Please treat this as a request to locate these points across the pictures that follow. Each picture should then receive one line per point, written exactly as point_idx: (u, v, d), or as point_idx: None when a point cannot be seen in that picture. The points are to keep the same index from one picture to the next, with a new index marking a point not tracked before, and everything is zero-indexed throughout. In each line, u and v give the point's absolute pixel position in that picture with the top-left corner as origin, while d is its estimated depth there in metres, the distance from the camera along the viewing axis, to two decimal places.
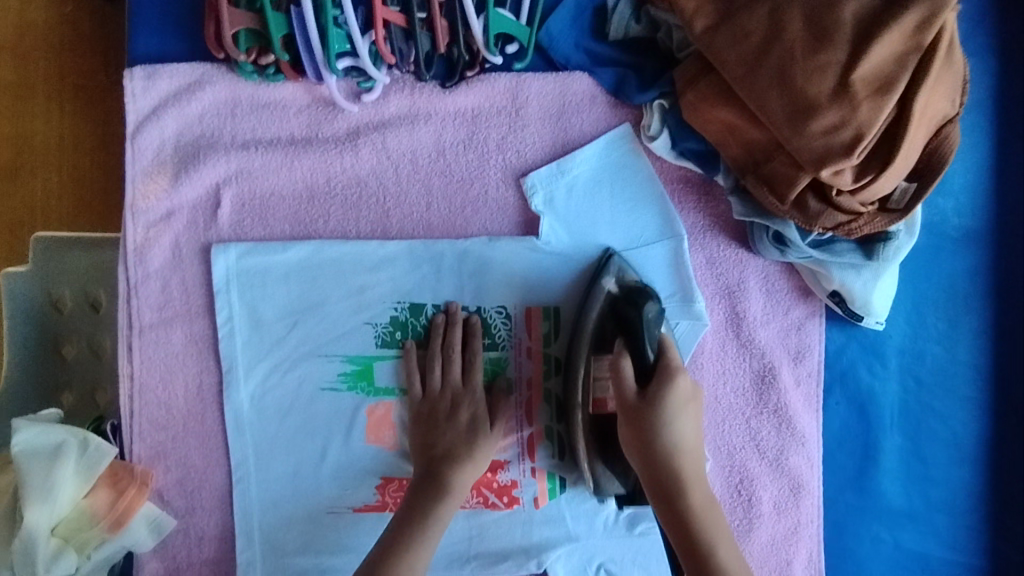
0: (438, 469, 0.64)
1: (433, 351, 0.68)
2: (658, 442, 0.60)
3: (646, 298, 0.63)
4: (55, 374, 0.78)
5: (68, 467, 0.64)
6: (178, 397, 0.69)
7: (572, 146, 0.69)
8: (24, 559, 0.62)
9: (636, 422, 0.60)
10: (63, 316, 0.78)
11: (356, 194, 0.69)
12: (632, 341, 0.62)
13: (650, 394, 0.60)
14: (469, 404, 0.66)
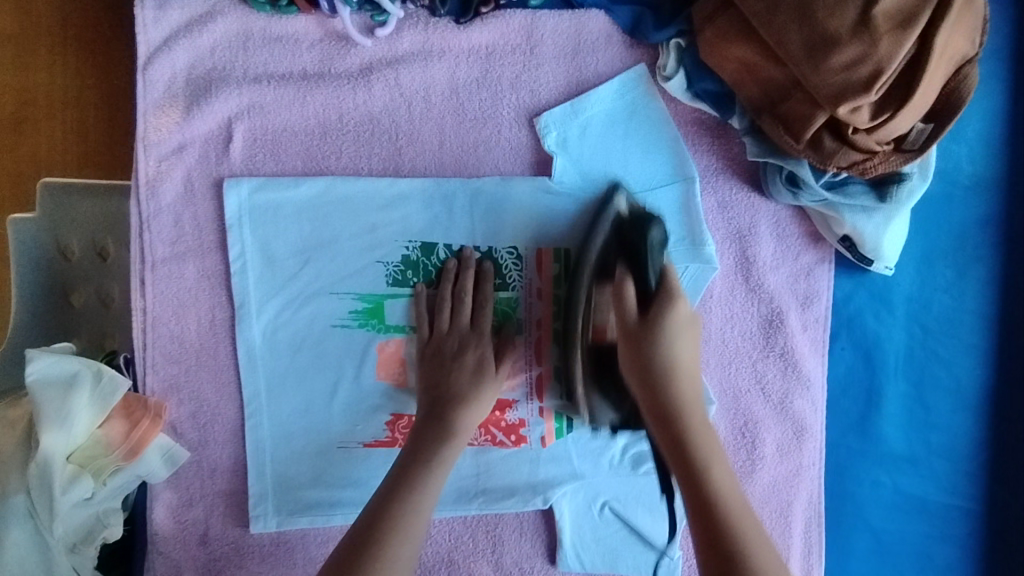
0: (443, 408, 0.65)
1: (443, 293, 0.68)
2: (657, 367, 0.61)
3: (651, 223, 0.65)
4: (64, 321, 0.78)
5: (83, 396, 0.65)
6: (190, 332, 0.69)
7: (586, 86, 0.69)
8: (41, 484, 0.62)
9: (635, 345, 0.62)
10: (71, 264, 0.78)
11: (369, 131, 0.69)
12: (633, 266, 0.65)
13: (649, 319, 0.62)
14: (476, 347, 0.67)
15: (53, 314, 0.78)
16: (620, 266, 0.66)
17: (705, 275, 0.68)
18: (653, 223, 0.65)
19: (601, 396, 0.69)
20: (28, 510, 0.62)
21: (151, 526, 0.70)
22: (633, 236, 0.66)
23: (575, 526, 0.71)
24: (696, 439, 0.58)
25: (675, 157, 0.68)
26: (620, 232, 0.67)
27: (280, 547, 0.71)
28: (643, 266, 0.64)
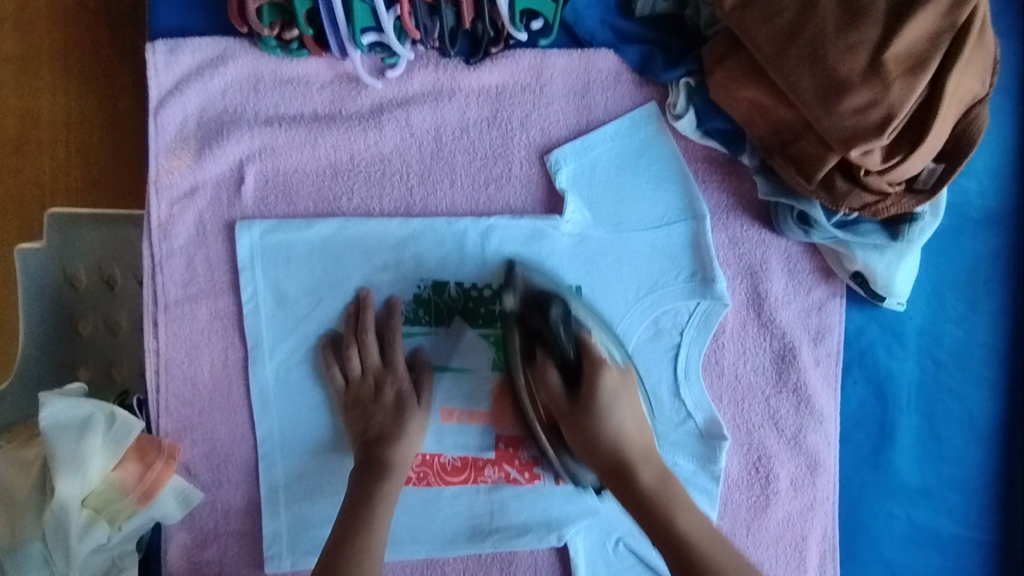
0: (373, 452, 0.65)
1: (348, 338, 0.68)
2: (572, 326, 0.64)
3: (549, 302, 0.64)
4: (72, 351, 0.78)
5: (96, 440, 0.65)
6: (203, 372, 0.69)
7: (596, 124, 0.69)
8: (57, 530, 0.62)
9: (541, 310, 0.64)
10: (79, 295, 0.79)
11: (379, 171, 0.69)
12: (548, 347, 0.63)
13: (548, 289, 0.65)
14: (393, 382, 0.67)
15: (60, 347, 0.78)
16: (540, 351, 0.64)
17: (716, 312, 0.69)
18: (550, 303, 0.64)
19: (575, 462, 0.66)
20: (44, 556, 0.63)
21: (166, 567, 0.70)
22: (532, 318, 0.64)
23: (589, 561, 0.71)
24: None
25: (685, 195, 0.68)
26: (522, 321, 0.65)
27: None
28: (559, 344, 0.63)
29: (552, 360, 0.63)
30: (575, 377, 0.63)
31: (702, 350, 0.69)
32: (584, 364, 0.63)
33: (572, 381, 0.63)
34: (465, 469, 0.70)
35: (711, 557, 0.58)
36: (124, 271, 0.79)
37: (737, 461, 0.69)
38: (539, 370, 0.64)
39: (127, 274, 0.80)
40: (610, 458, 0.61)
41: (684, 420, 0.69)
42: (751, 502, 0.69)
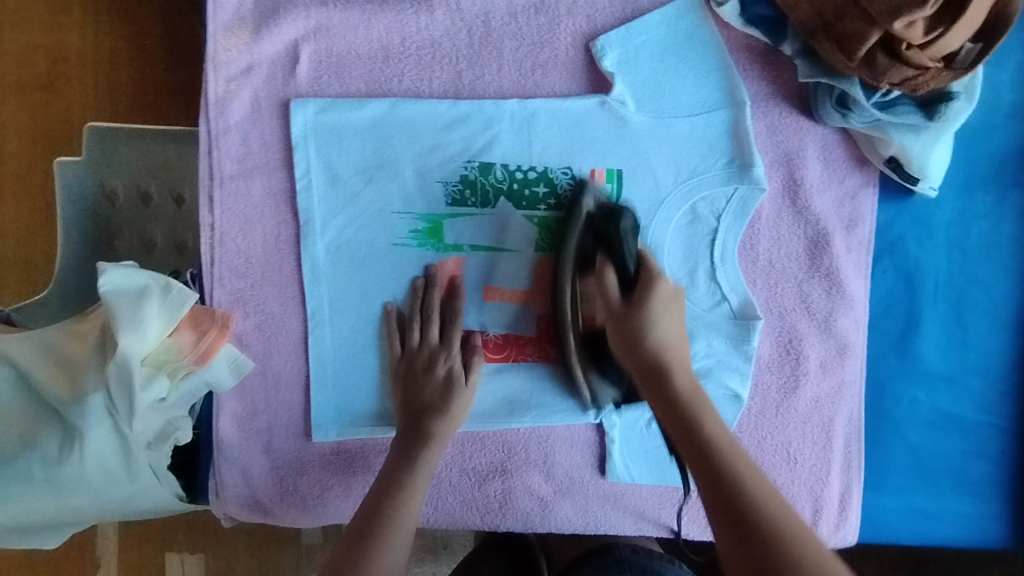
0: (420, 419, 0.67)
1: (413, 312, 0.71)
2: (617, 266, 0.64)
3: (622, 214, 0.67)
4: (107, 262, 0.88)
5: (155, 305, 0.68)
6: (256, 247, 0.72)
7: (641, 12, 0.71)
8: (121, 381, 0.64)
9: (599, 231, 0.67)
10: (116, 207, 0.89)
11: (430, 54, 0.71)
12: (611, 253, 0.64)
13: (609, 210, 0.67)
14: (446, 358, 0.69)
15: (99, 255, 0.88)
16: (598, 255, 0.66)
17: (753, 197, 0.71)
18: (623, 214, 0.67)
19: (599, 376, 0.70)
20: (107, 408, 0.65)
21: (217, 435, 0.73)
22: (605, 227, 0.66)
23: (624, 438, 0.74)
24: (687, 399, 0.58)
25: (726, 83, 0.70)
26: (594, 226, 0.68)
27: (340, 457, 0.74)
28: (622, 252, 0.64)
29: (613, 263, 0.64)
30: (632, 286, 0.63)
31: (738, 236, 0.71)
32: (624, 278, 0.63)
33: (629, 294, 0.63)
34: (506, 347, 0.73)
35: (768, 531, 0.49)
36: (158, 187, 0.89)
37: (768, 343, 0.72)
38: (600, 271, 0.64)
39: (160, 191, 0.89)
40: (650, 364, 0.60)
41: (719, 302, 0.72)
42: (780, 383, 0.72)
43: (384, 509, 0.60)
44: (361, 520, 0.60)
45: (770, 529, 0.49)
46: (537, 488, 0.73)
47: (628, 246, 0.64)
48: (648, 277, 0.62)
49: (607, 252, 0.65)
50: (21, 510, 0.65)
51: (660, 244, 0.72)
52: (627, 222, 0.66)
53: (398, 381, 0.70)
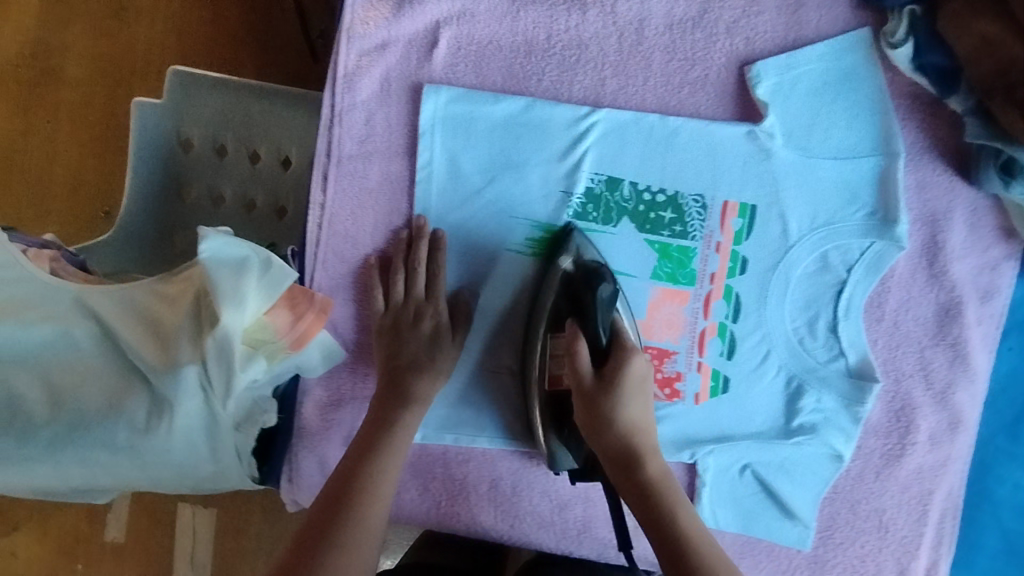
0: (399, 377, 0.65)
1: (398, 263, 0.68)
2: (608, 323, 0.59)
3: None
4: (176, 213, 0.90)
5: (254, 282, 0.65)
6: (364, 234, 0.69)
7: (805, 41, 0.66)
8: (222, 358, 0.62)
9: (575, 354, 0.58)
10: (190, 157, 0.91)
11: (574, 56, 0.67)
12: None
13: (606, 314, 0.59)
14: (433, 313, 0.67)
15: (168, 204, 0.90)
16: None
17: (891, 254, 0.67)
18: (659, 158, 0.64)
19: (560, 442, 0.65)
20: (201, 382, 0.63)
21: (301, 420, 0.72)
22: None
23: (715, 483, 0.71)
24: (639, 447, 0.57)
25: (881, 131, 0.66)
26: None
27: (421, 460, 0.71)
28: (593, 321, 0.59)
29: (584, 339, 0.59)
30: (603, 364, 0.58)
31: (866, 292, 0.68)
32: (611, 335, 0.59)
33: (603, 370, 0.57)
34: None
35: (665, 515, 0.55)
36: (235, 141, 0.91)
37: (879, 407, 0.69)
38: (569, 345, 0.59)
39: (237, 145, 0.91)
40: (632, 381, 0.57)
41: (835, 357, 0.69)
42: (886, 449, 0.69)
43: (354, 484, 0.60)
44: (329, 512, 0.58)
45: (672, 547, 0.54)
46: (617, 519, 0.72)
47: (610, 323, 0.59)
48: (621, 361, 0.56)
49: (579, 321, 0.60)
50: (105, 473, 0.65)
51: (784, 289, 0.68)
52: (632, 298, 0.60)
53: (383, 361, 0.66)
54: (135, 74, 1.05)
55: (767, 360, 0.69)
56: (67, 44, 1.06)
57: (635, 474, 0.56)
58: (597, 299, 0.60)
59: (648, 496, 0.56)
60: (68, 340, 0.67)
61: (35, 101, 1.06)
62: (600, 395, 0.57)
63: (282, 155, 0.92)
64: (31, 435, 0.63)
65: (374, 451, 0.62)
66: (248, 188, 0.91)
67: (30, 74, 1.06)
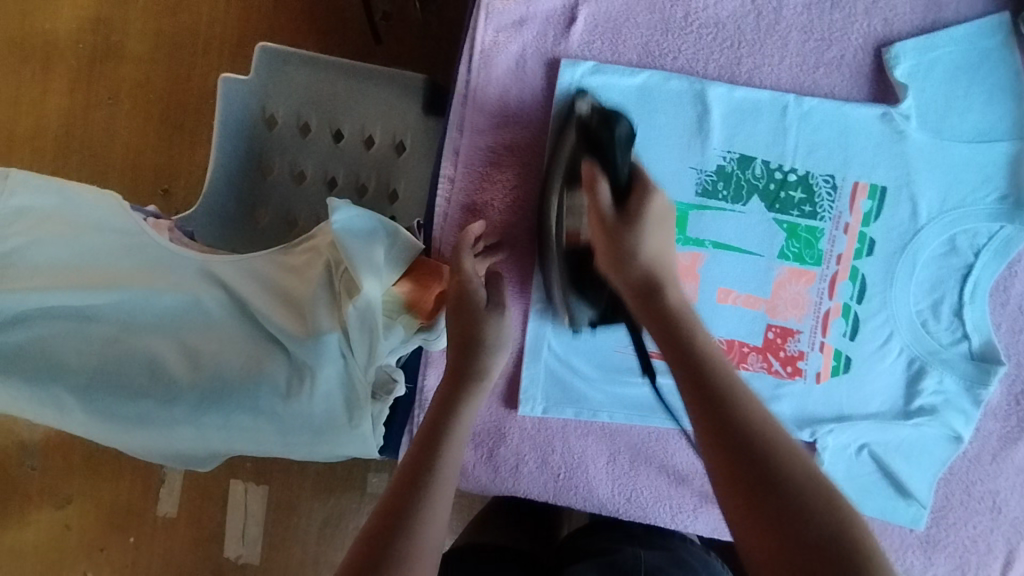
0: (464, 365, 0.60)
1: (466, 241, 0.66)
2: (637, 255, 0.54)
3: (619, 119, 0.62)
4: (256, 191, 0.90)
5: (382, 254, 0.67)
6: (493, 208, 0.71)
7: (942, 23, 0.67)
8: (361, 325, 0.65)
9: (612, 236, 0.55)
10: (273, 132, 0.91)
11: (711, 35, 0.68)
12: (606, 160, 0.59)
13: (629, 212, 0.56)
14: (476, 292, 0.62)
15: (250, 181, 0.90)
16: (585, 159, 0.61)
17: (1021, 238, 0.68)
18: (620, 120, 0.62)
19: (578, 298, 0.66)
20: (340, 349, 0.65)
21: (422, 393, 0.73)
22: (600, 133, 0.62)
23: (832, 462, 0.71)
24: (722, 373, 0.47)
25: (1017, 113, 0.67)
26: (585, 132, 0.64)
27: (540, 433, 0.73)
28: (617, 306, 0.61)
29: (601, 166, 0.59)
30: (626, 200, 0.57)
31: (993, 275, 0.68)
32: (644, 289, 0.53)
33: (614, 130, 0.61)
34: (730, 354, 0.71)
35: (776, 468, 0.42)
36: (319, 118, 0.91)
37: (999, 390, 0.70)
38: (591, 177, 0.59)
39: (321, 124, 0.91)
40: (644, 282, 0.54)
41: (959, 340, 0.69)
42: (1004, 431, 0.70)
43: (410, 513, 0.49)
44: (414, 465, 0.52)
45: (798, 505, 0.41)
46: None
47: (641, 255, 0.54)
48: (641, 197, 0.57)
49: (596, 158, 0.60)
50: (243, 440, 0.66)
51: (910, 270, 0.69)
52: (642, 219, 0.56)
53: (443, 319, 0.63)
54: (202, 51, 1.05)
55: (890, 341, 0.70)
56: (132, 19, 1.06)
57: (709, 386, 0.46)
58: (609, 215, 0.56)
59: (723, 437, 0.44)
60: (199, 309, 0.68)
61: (100, 76, 1.06)
62: (659, 326, 0.51)
63: (365, 134, 0.91)
64: (176, 400, 0.65)
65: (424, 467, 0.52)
66: (328, 165, 0.91)
67: (95, 50, 1.06)
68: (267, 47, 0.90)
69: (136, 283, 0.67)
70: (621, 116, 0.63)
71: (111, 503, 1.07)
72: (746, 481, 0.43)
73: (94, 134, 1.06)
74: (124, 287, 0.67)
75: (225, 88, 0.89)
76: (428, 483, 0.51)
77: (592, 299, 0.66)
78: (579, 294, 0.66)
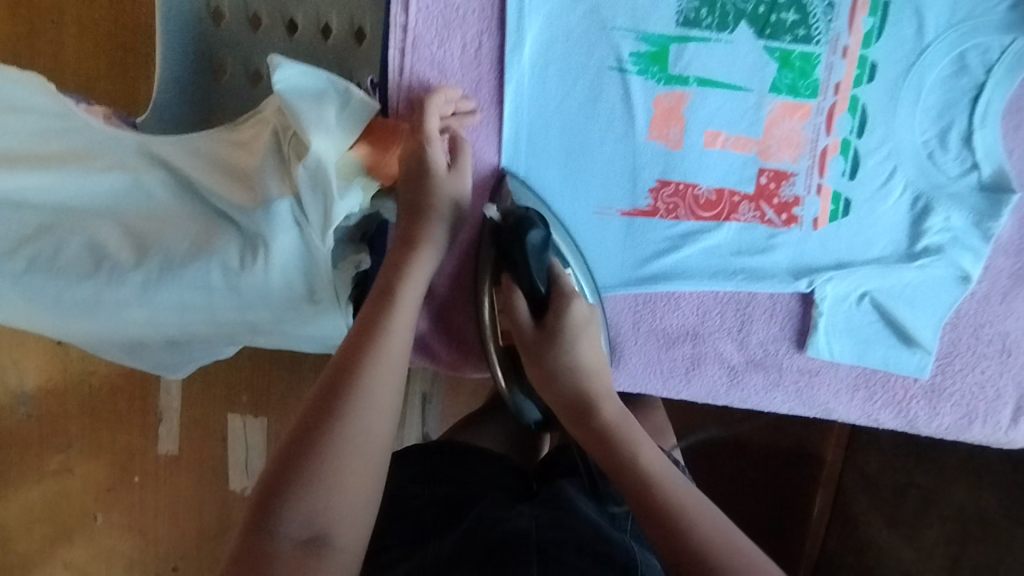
0: (409, 230, 0.59)
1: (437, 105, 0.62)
2: (563, 364, 0.54)
3: (528, 226, 0.59)
4: (211, 94, 0.81)
5: (335, 112, 0.61)
6: (453, 59, 0.64)
7: None
8: (317, 188, 0.58)
9: (535, 356, 0.56)
10: (221, 29, 0.79)
11: None
12: (517, 273, 0.58)
13: (547, 327, 0.56)
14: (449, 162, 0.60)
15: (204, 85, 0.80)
16: (506, 271, 0.60)
17: None
18: (529, 226, 0.59)
19: (524, 394, 0.64)
20: (294, 218, 0.59)
21: None
22: (509, 239, 0.59)
23: (831, 315, 0.67)
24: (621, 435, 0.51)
25: None
26: (500, 237, 0.61)
27: None
28: (528, 273, 0.57)
29: (518, 281, 0.58)
30: (544, 313, 0.57)
31: (1006, 93, 0.62)
32: (573, 404, 0.54)
33: (539, 314, 0.57)
34: (719, 205, 0.65)
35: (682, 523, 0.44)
36: (269, 9, 0.78)
37: (1010, 223, 0.64)
38: (507, 290, 0.59)
39: (272, 15, 0.78)
40: (576, 401, 0.54)
41: (968, 171, 0.63)
42: (1014, 268, 0.65)
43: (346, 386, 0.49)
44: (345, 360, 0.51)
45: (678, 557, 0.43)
46: (727, 357, 0.69)
47: (567, 364, 0.54)
48: (560, 310, 0.56)
49: (506, 267, 0.60)
50: (201, 320, 0.62)
51: (915, 96, 0.62)
52: (563, 331, 0.55)
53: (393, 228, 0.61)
54: None
55: (893, 178, 0.64)
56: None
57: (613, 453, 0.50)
58: (529, 334, 0.56)
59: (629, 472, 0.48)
60: (140, 190, 0.63)
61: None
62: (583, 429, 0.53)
63: (322, 23, 0.79)
64: (121, 279, 0.59)
65: (340, 379, 0.49)
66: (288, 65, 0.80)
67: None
68: None
69: (69, 162, 0.61)
70: (533, 219, 0.60)
71: (104, 438, 1.04)
72: (642, 503, 0.46)
73: (36, 48, 0.97)
74: (56, 168, 0.61)
75: None
76: (333, 427, 0.47)
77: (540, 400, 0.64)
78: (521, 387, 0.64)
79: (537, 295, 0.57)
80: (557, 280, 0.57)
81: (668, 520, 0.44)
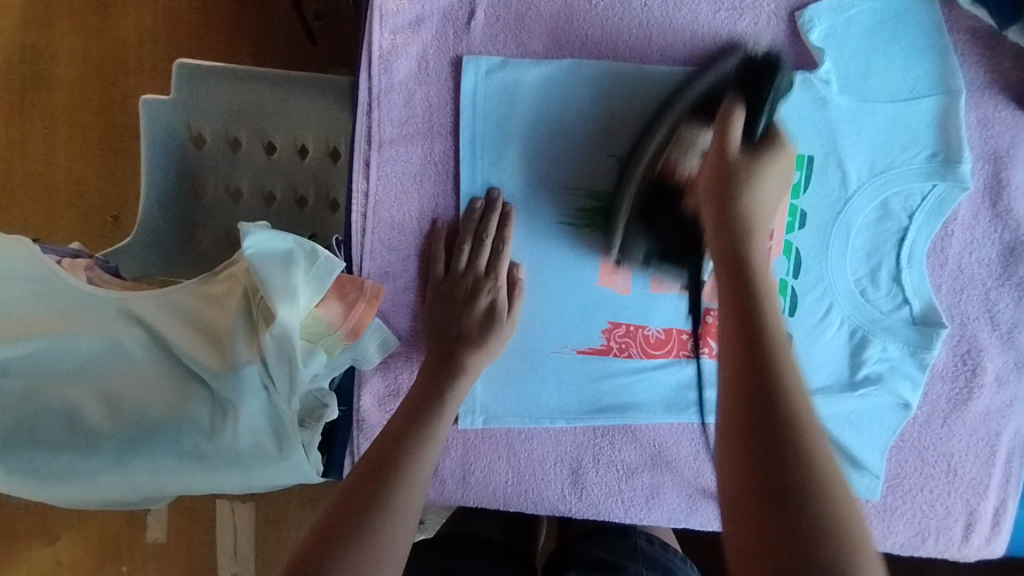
0: (454, 348, 0.63)
1: (465, 235, 0.66)
2: (739, 193, 0.54)
3: (780, 68, 0.58)
4: (194, 212, 0.81)
5: (301, 275, 0.63)
6: (411, 218, 0.68)
7: None
8: (282, 355, 0.62)
9: (721, 171, 0.56)
10: (202, 152, 0.81)
11: (617, 15, 0.66)
12: (748, 105, 0.57)
13: (754, 152, 0.56)
14: (489, 290, 0.65)
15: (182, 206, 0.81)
16: (730, 95, 0.59)
17: (952, 196, 0.65)
18: (779, 72, 0.58)
19: (639, 363, 0.69)
20: (262, 380, 0.63)
21: (359, 413, 0.72)
22: (758, 81, 0.58)
23: None
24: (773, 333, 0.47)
25: (939, 68, 0.65)
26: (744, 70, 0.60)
27: (486, 443, 0.71)
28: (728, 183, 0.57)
29: (742, 113, 0.57)
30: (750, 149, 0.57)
31: (929, 237, 0.66)
32: (739, 265, 0.51)
33: (750, 147, 0.57)
34: (668, 343, 0.70)
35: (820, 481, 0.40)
36: (249, 133, 0.81)
37: (944, 352, 0.68)
38: (723, 119, 0.57)
39: (251, 136, 0.81)
40: (732, 235, 0.53)
41: (899, 306, 0.68)
42: (952, 394, 0.69)
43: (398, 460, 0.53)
44: (392, 440, 0.56)
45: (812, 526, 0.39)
46: (685, 484, 0.72)
47: (749, 192, 0.55)
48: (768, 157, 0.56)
49: (740, 94, 0.58)
50: (171, 482, 0.65)
51: (843, 239, 0.67)
52: (767, 164, 0.56)
53: (419, 372, 0.64)
54: (124, 70, 0.99)
55: (830, 314, 0.68)
56: (50, 44, 0.99)
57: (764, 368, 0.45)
58: (732, 152, 0.56)
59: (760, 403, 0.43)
60: (120, 352, 0.64)
61: (26, 106, 1.00)
62: (736, 307, 0.49)
63: (299, 143, 0.81)
64: (98, 449, 0.62)
65: (370, 492, 0.50)
66: (265, 180, 0.81)
67: (15, 80, 1.00)
68: (184, 61, 0.79)
69: (50, 329, 0.62)
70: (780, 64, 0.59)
71: (92, 551, 1.04)
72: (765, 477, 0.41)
73: (29, 168, 1.00)
74: (37, 338, 0.62)
75: (145, 108, 0.79)
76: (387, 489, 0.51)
77: (648, 236, 0.65)
78: (645, 225, 0.64)
79: (752, 126, 0.57)
80: (778, 129, 0.58)
81: (804, 504, 0.40)
